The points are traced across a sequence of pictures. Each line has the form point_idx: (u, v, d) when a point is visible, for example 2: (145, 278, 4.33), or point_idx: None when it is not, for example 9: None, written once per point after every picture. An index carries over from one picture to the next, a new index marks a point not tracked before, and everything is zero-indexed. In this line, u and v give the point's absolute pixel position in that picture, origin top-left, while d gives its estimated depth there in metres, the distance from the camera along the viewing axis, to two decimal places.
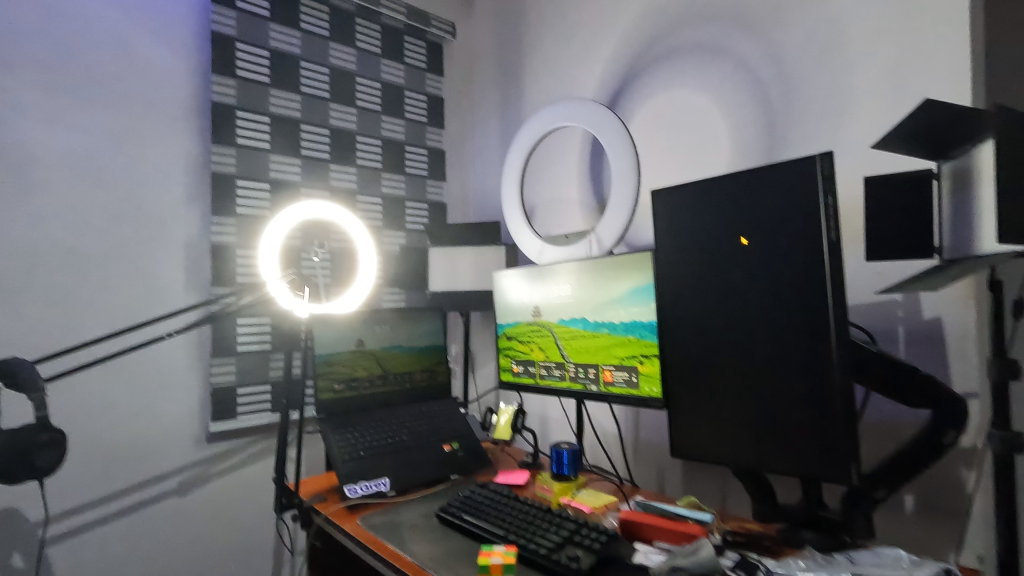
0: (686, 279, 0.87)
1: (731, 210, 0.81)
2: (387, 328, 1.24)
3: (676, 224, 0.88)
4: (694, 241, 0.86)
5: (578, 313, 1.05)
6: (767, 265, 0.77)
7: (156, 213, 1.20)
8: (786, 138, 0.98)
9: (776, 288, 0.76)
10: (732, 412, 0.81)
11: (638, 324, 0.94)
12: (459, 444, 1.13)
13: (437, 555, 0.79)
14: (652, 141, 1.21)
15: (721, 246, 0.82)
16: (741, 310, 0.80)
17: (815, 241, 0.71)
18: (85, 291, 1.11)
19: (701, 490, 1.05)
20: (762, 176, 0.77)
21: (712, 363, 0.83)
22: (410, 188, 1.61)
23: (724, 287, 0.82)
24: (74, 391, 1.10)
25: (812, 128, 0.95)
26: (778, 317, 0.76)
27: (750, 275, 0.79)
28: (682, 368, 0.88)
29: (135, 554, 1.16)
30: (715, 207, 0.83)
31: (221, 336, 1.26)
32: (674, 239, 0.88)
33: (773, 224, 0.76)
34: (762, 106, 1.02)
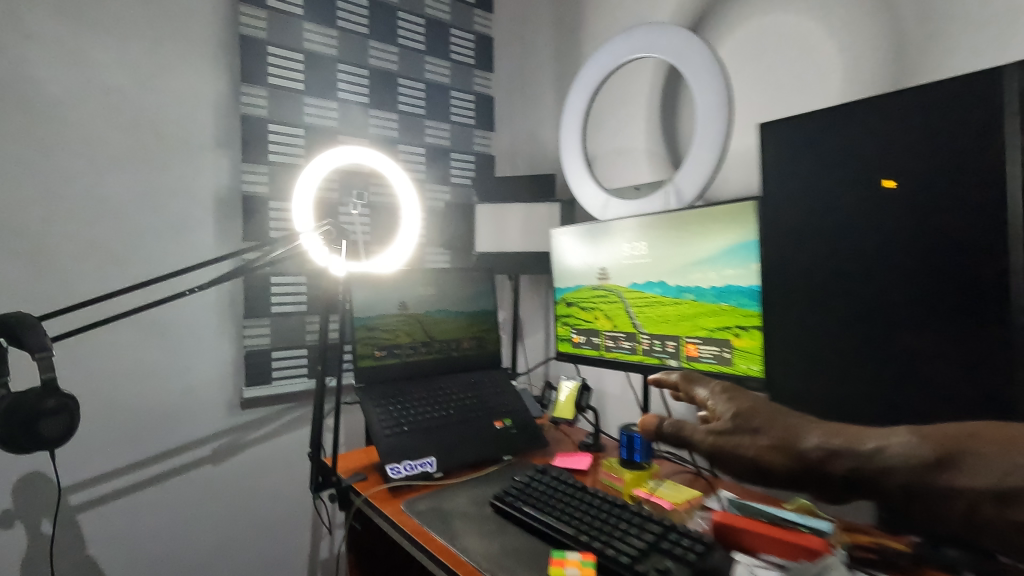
0: (812, 229, 0.74)
1: (874, 144, 0.67)
2: (431, 290, 1.12)
3: (802, 168, 0.75)
4: (827, 185, 0.72)
5: (656, 276, 0.89)
6: (926, 215, 0.62)
7: (183, 161, 1.09)
8: (924, 59, 0.78)
9: (934, 241, 0.62)
10: (867, 390, 0.68)
11: (734, 289, 0.78)
12: (512, 420, 1.01)
13: (494, 556, 0.67)
14: (743, 75, 1.02)
15: (858, 189, 0.69)
16: (886, 268, 0.66)
17: (998, 176, 0.56)
18: (109, 242, 1.02)
19: None
20: (924, 96, 0.61)
21: (843, 327, 0.71)
22: (456, 138, 1.46)
23: (861, 241, 0.69)
24: (100, 350, 1.02)
25: (965, 45, 0.75)
26: (933, 275, 0.62)
27: (895, 223, 0.65)
28: (800, 335, 0.75)
29: (169, 522, 1.10)
30: (851, 145, 0.69)
31: (255, 296, 1.16)
32: (796, 185, 0.76)
33: (934, 159, 0.61)
34: (894, 20, 0.82)
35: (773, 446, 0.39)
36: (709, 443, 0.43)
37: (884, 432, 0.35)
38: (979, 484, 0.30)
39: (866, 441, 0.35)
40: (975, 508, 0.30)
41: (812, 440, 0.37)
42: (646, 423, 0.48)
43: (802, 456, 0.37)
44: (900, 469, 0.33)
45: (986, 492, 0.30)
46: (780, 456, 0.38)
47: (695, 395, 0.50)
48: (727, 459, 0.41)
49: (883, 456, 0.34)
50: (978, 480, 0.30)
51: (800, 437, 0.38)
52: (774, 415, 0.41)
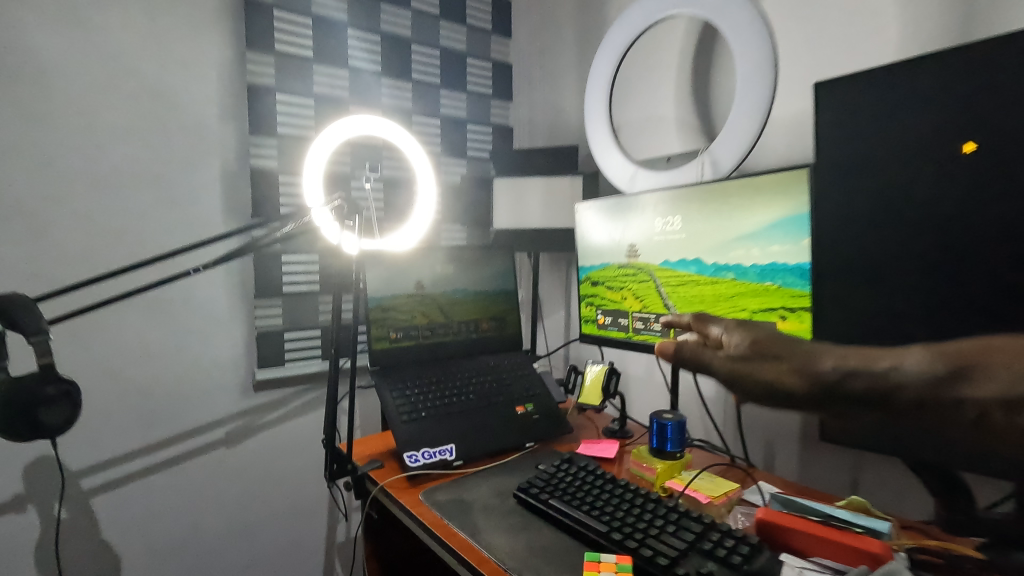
0: (863, 196, 0.67)
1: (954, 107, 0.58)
2: (449, 268, 1.06)
3: (864, 126, 0.66)
4: (889, 146, 0.64)
5: (692, 253, 0.82)
6: (1007, 180, 0.55)
7: (188, 133, 1.04)
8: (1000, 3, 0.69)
9: (1016, 210, 0.55)
10: None
11: (781, 268, 0.71)
12: (534, 406, 0.97)
13: (520, 553, 0.63)
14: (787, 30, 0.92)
15: (929, 156, 0.61)
16: (953, 239, 0.60)
17: None
18: (114, 219, 0.98)
19: (835, 475, 0.84)
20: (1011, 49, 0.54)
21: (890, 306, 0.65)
22: (472, 109, 1.39)
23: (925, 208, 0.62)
24: (108, 332, 0.99)
25: None
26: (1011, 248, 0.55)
27: (968, 192, 0.58)
28: (848, 317, 0.69)
29: (184, 506, 1.08)
30: (920, 101, 0.61)
31: (266, 275, 1.12)
32: (849, 148, 0.68)
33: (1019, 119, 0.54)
34: None
35: (784, 369, 0.32)
36: (724, 369, 0.35)
37: (899, 351, 0.28)
38: (987, 392, 0.25)
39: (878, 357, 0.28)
40: (987, 417, 0.25)
41: (823, 360, 0.30)
42: (662, 345, 0.41)
43: (806, 375, 0.30)
44: (915, 386, 0.26)
45: (996, 399, 0.25)
46: (787, 378, 0.31)
47: (712, 336, 0.44)
48: (736, 386, 0.34)
49: (896, 374, 0.27)
50: (991, 387, 0.25)
51: (811, 357, 0.31)
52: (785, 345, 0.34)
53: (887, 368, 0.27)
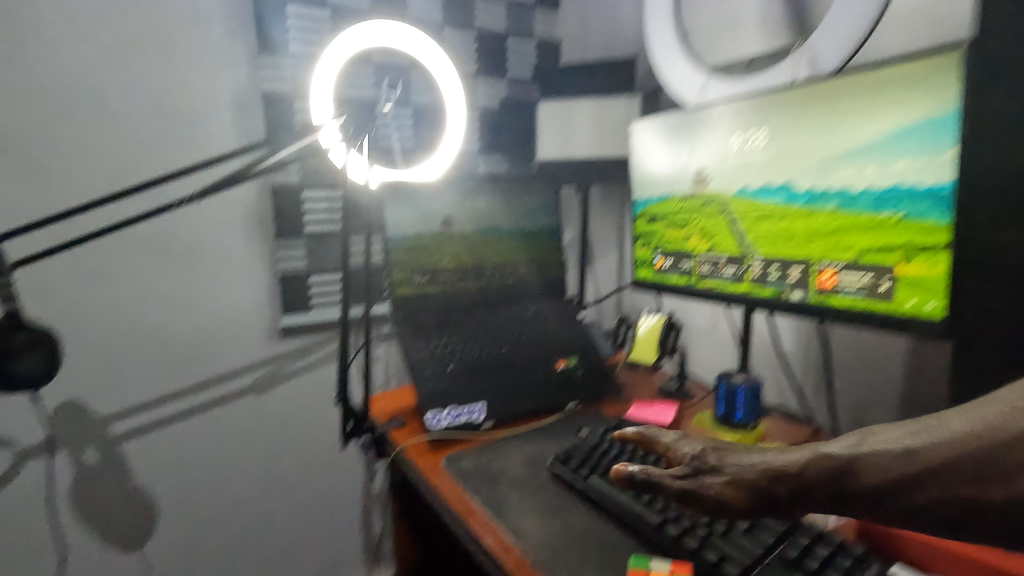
0: None
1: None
2: (481, 204, 0.93)
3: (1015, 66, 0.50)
4: None
5: (778, 177, 0.65)
6: None
7: (192, 52, 0.92)
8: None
9: None
10: None
11: (908, 191, 0.53)
12: (577, 360, 0.84)
13: (552, 543, 0.52)
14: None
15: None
16: None
17: None
18: (117, 152, 0.89)
19: None
20: None
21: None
22: (513, 20, 1.20)
23: None
24: (122, 273, 0.93)
25: None
26: None
27: None
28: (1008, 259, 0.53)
29: (215, 453, 1.05)
30: None
31: (285, 213, 1.03)
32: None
33: None
34: None
35: (729, 483, 0.45)
36: (675, 488, 0.47)
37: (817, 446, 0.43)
38: (895, 472, 0.37)
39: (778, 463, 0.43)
40: (900, 496, 0.37)
41: (753, 472, 0.44)
42: (618, 470, 0.51)
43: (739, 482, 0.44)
44: (820, 478, 0.40)
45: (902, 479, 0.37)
46: (732, 494, 0.44)
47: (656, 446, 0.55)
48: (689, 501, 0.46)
49: (811, 475, 0.41)
50: (898, 470, 0.37)
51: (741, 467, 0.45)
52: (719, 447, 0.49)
53: (784, 467, 0.42)
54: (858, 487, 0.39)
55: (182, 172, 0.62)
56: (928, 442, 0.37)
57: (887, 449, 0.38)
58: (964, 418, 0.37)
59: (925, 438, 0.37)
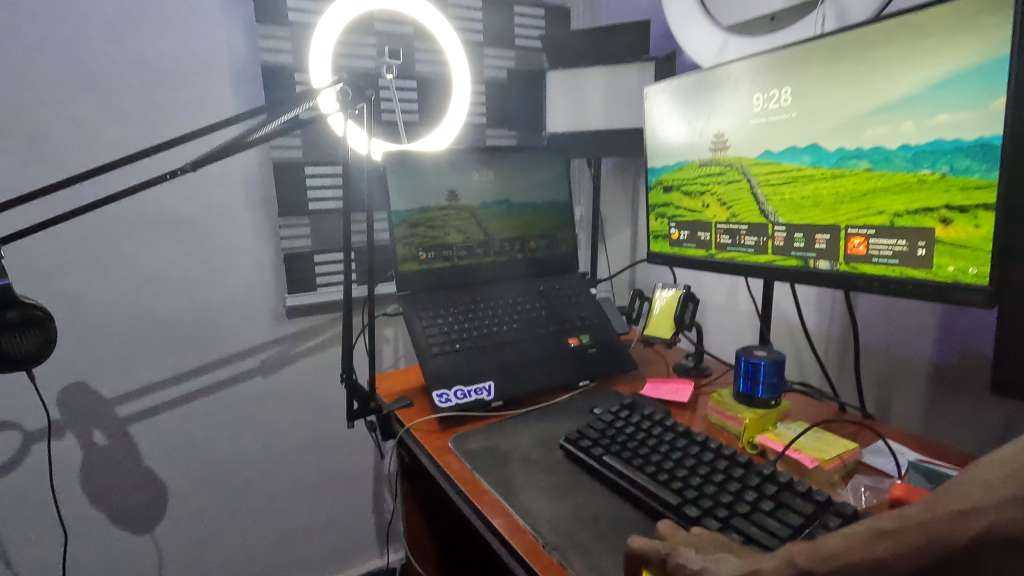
0: None
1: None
2: (488, 177, 0.89)
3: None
4: None
5: (806, 138, 0.61)
6: None
7: (188, 22, 0.89)
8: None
9: None
10: None
11: (951, 146, 0.49)
12: (590, 337, 0.81)
13: (564, 524, 0.49)
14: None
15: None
16: None
17: None
18: (114, 128, 0.87)
19: (974, 431, 0.65)
20: None
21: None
22: None
23: None
24: (123, 254, 0.91)
25: None
26: None
27: None
28: None
29: (224, 434, 1.04)
30: None
31: (287, 191, 1.00)
32: None
33: None
34: None
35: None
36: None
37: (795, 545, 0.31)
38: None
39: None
40: None
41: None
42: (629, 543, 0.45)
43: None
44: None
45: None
46: None
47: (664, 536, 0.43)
48: None
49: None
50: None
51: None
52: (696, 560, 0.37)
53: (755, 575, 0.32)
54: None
55: (173, 142, 0.59)
56: (893, 548, 0.26)
57: (856, 559, 0.27)
58: (925, 510, 0.26)
59: (888, 544, 0.26)
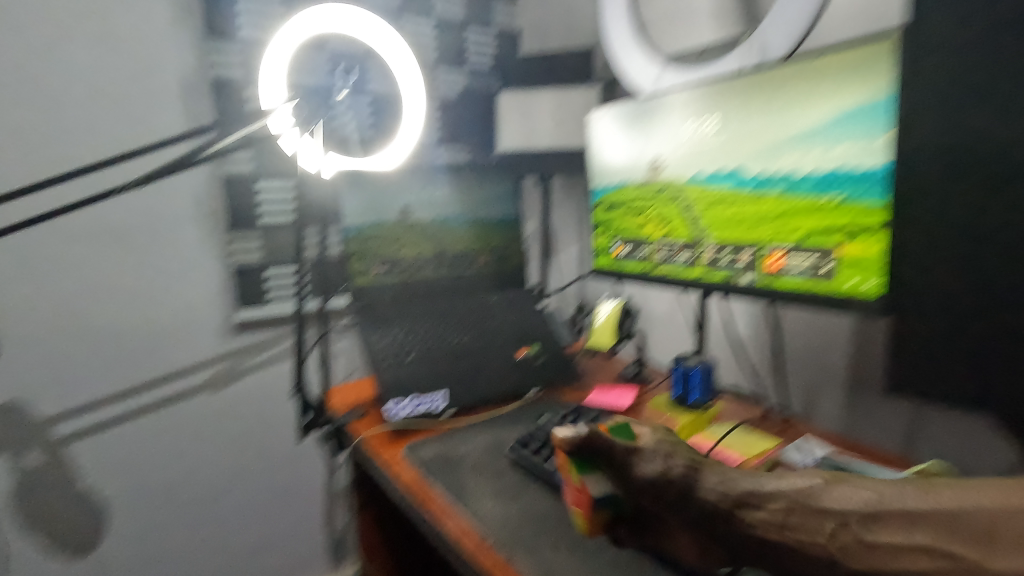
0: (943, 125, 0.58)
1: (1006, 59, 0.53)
2: (440, 193, 0.93)
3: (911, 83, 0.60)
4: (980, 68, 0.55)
5: (729, 162, 0.67)
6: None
7: (136, 35, 0.89)
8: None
9: None
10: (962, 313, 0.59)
11: (848, 174, 0.56)
12: (538, 347, 0.85)
13: (511, 524, 0.52)
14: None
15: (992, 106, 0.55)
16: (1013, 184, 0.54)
17: None
18: (55, 138, 0.85)
19: (880, 428, 0.72)
20: None
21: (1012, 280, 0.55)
22: (471, 9, 1.19)
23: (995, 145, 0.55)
24: (61, 267, 0.89)
25: None
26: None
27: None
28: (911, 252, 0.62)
29: (168, 452, 1.02)
30: None
31: (238, 204, 1.00)
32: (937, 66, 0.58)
33: None
34: None
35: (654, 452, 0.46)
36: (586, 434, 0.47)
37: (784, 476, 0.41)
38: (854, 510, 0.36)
39: (759, 485, 0.40)
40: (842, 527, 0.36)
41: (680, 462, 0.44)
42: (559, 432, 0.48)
43: (678, 479, 0.43)
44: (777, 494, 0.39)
45: (854, 515, 0.36)
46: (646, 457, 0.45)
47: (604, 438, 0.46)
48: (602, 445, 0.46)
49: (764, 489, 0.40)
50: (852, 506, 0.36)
51: (701, 473, 0.43)
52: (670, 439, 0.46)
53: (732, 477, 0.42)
54: (803, 518, 0.37)
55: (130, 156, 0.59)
56: (906, 499, 0.35)
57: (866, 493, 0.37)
58: (926, 498, 0.35)
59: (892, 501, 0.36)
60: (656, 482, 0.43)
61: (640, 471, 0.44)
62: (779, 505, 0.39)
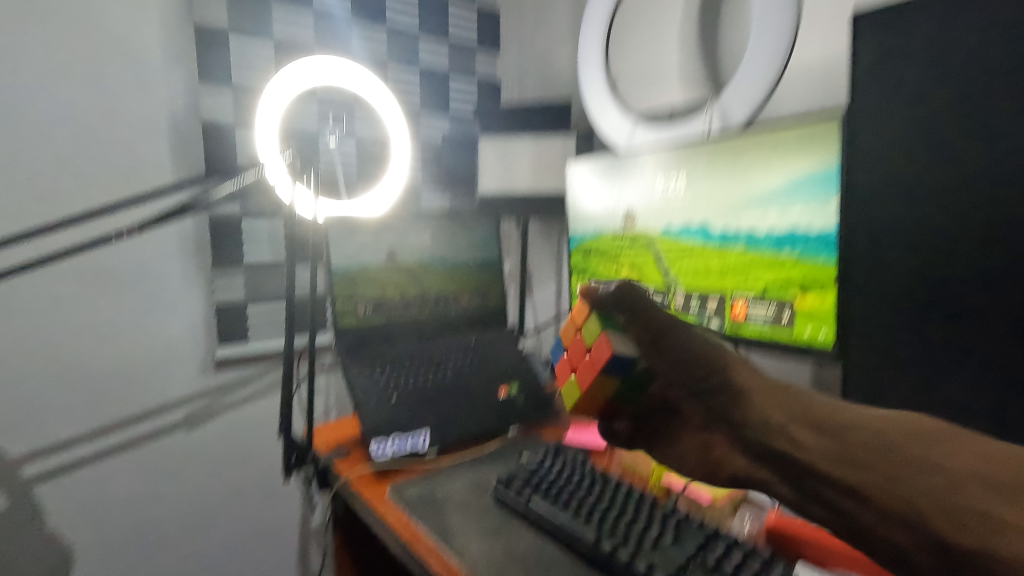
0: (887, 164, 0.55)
1: (962, 68, 0.49)
2: (425, 236, 0.96)
3: (872, 97, 0.55)
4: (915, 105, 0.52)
5: (698, 216, 0.72)
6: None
7: (129, 79, 0.91)
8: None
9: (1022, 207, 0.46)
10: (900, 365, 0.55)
11: (803, 235, 0.61)
12: (519, 386, 0.88)
13: (496, 563, 0.54)
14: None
15: (948, 121, 0.50)
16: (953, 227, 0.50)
17: None
18: (43, 178, 0.86)
19: None
20: None
21: (988, 306, 0.48)
22: (455, 59, 1.25)
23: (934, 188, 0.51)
24: (40, 305, 0.88)
25: None
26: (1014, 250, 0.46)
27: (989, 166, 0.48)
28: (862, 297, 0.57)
29: (140, 493, 1.00)
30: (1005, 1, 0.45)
31: (223, 243, 1.01)
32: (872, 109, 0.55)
33: None
34: None
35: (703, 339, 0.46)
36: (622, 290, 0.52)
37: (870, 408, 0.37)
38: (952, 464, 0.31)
39: (845, 416, 0.37)
40: (950, 482, 0.31)
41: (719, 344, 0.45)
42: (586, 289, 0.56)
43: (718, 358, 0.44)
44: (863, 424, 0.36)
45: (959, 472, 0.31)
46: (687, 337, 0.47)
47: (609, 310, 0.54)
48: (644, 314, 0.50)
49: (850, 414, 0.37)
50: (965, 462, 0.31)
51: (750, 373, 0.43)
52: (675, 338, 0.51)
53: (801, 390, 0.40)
54: (896, 469, 0.32)
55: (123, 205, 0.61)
56: None
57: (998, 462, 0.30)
58: None
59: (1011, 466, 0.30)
60: (682, 361, 0.47)
61: (670, 343, 0.48)
62: (856, 440, 0.35)
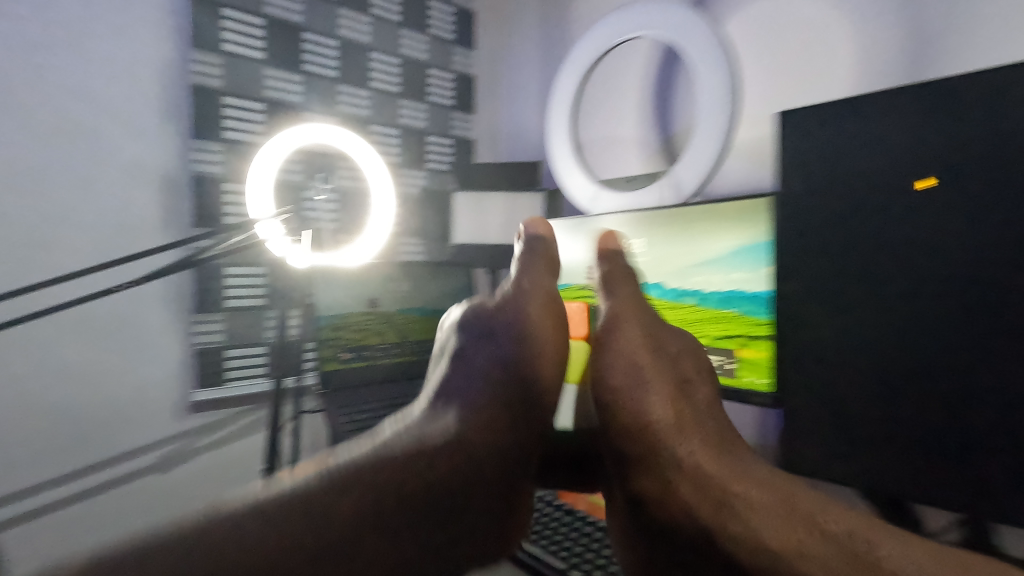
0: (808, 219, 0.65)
1: (864, 147, 0.59)
2: (405, 286, 1.02)
3: (798, 164, 0.65)
4: (830, 175, 0.62)
5: (654, 275, 0.81)
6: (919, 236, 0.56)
7: (124, 134, 0.96)
8: (950, 27, 0.68)
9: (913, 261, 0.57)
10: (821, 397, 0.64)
11: (743, 295, 0.71)
12: None
13: None
14: (745, 42, 0.90)
15: (882, 188, 0.59)
16: (860, 276, 0.61)
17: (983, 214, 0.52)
18: (33, 226, 0.89)
19: None
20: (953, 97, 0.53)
21: (923, 346, 0.56)
22: (433, 120, 1.35)
23: (838, 244, 0.62)
24: (19, 350, 0.90)
25: (978, 33, 0.66)
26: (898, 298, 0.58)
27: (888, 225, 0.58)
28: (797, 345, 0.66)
29: (106, 539, 0.99)
30: (891, 105, 0.57)
31: (206, 289, 1.04)
32: (801, 183, 0.65)
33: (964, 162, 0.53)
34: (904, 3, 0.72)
35: None
36: None
37: None
38: None
39: None
40: None
41: None
42: None
43: None
44: None
45: None
46: None
47: None
48: None
49: None
50: None
51: None
52: (639, 343, 0.61)
53: None
54: None
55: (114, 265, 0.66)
56: None
57: None
58: None
59: None
60: None
61: None
62: None
